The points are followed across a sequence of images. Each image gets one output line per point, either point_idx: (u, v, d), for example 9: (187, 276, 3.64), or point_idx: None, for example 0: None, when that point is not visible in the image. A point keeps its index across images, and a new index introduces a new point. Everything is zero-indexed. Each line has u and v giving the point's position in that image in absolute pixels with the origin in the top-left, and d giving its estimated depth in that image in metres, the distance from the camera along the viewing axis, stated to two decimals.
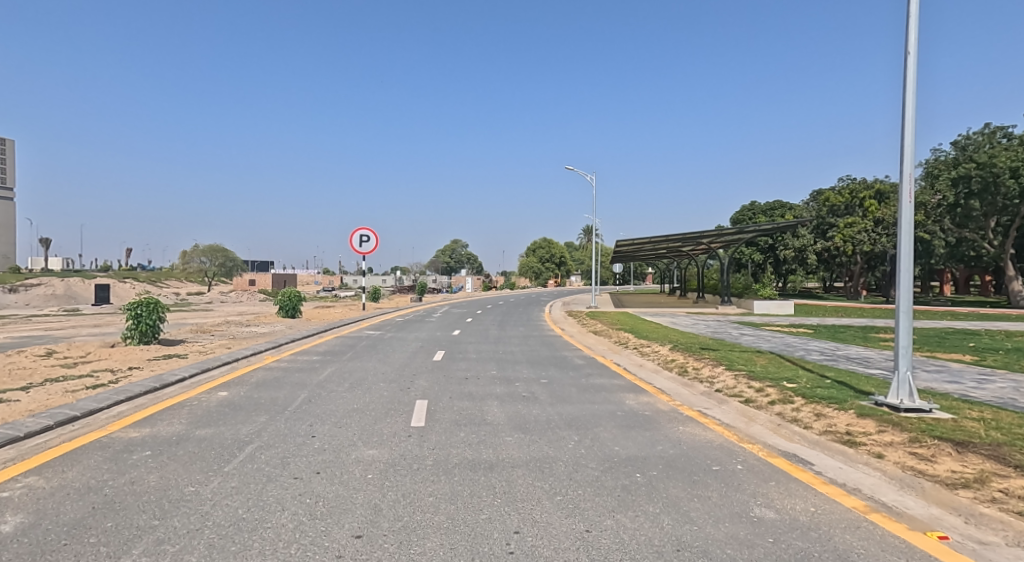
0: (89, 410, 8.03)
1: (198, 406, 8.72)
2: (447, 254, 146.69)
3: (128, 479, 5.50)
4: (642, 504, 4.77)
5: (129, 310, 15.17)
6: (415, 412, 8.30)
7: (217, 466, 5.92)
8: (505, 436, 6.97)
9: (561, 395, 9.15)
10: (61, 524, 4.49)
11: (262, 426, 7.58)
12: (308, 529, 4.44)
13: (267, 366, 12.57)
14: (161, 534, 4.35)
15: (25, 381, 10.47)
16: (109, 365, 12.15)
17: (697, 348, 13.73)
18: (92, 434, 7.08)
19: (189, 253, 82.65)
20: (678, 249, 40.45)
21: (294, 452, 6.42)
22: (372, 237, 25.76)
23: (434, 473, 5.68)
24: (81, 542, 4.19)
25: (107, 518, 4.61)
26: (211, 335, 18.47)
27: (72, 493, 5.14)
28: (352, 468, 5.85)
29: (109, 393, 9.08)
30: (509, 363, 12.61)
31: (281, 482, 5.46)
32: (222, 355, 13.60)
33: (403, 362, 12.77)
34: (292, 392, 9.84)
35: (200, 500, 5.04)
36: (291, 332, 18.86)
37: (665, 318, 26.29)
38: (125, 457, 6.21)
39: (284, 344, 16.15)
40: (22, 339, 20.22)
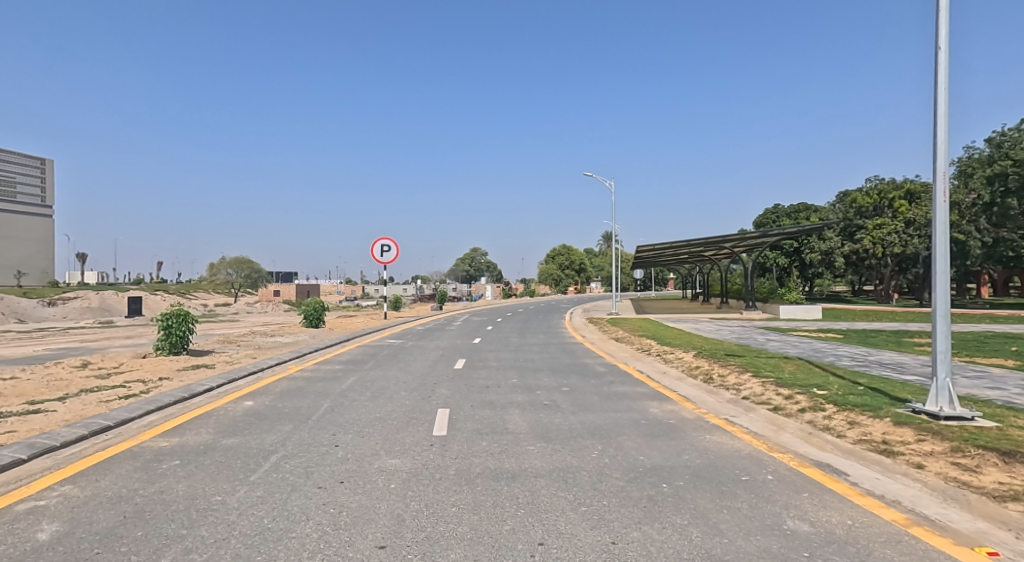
0: (120, 420, 8.13)
1: (225, 416, 8.82)
2: (466, 264, 145.44)
3: (158, 488, 5.56)
4: (669, 515, 4.68)
5: (160, 321, 15.40)
6: (437, 420, 8.29)
7: (243, 476, 5.95)
8: (527, 444, 6.92)
9: (583, 403, 9.08)
10: (94, 533, 4.53)
11: (287, 436, 7.60)
12: (333, 539, 4.44)
13: (291, 376, 12.68)
14: (189, 543, 4.37)
15: (61, 391, 10.65)
16: (140, 376, 12.36)
17: (722, 354, 13.59)
18: (126, 443, 7.17)
19: (216, 266, 85.75)
20: (700, 254, 40.07)
21: (319, 460, 6.47)
22: (392, 246, 25.79)
23: (456, 483, 5.64)
24: (111, 553, 4.20)
25: (137, 527, 4.64)
26: (237, 346, 18.68)
27: (105, 502, 5.19)
28: (375, 478, 5.84)
29: (140, 404, 9.20)
30: (531, 370, 12.58)
31: (305, 492, 5.46)
32: (248, 365, 13.77)
33: (424, 371, 12.76)
34: (315, 402, 9.88)
35: (227, 509, 5.06)
36: (313, 342, 18.97)
37: (689, 324, 25.87)
38: (153, 467, 6.26)
39: (309, 353, 16.36)
40: (55, 352, 20.55)
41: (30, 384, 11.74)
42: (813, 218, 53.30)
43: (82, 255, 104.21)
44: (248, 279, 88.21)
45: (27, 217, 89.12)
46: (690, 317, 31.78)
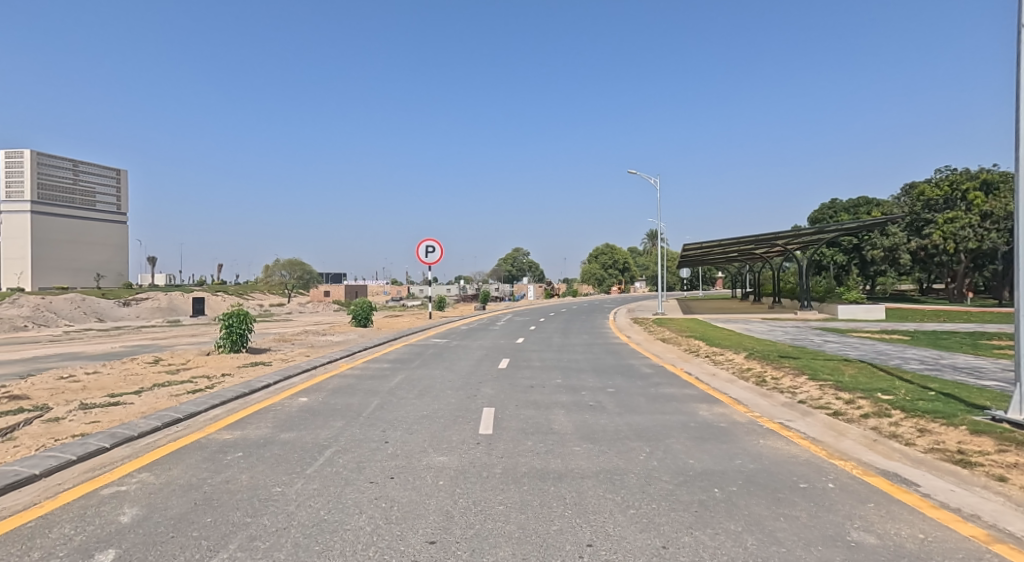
0: (189, 412, 8.45)
1: (281, 411, 9.05)
2: (509, 264, 145.76)
3: (224, 478, 5.73)
4: (721, 521, 4.56)
5: (222, 321, 15.92)
6: (482, 420, 8.29)
7: (300, 469, 6.06)
8: (573, 445, 6.86)
9: (629, 405, 8.96)
10: (168, 517, 4.75)
11: (340, 431, 7.72)
12: (386, 531, 4.48)
13: (342, 373, 12.92)
14: (252, 530, 4.51)
15: (136, 385, 11.22)
16: (205, 371, 12.85)
17: (776, 356, 13.24)
18: (194, 435, 7.43)
19: (270, 268, 88.55)
20: (751, 252, 39.27)
21: (371, 456, 6.54)
22: (436, 246, 26.00)
23: (503, 482, 5.62)
24: (183, 537, 4.39)
25: (206, 513, 4.82)
26: (291, 344, 19.16)
27: (177, 489, 5.42)
28: (424, 475, 5.87)
29: (206, 398, 9.52)
30: (575, 371, 12.49)
31: (357, 486, 5.53)
32: (302, 363, 14.10)
33: (468, 370, 12.82)
34: (366, 399, 10.04)
35: (286, 499, 5.17)
36: (362, 341, 19.31)
37: (741, 325, 25.30)
38: (219, 457, 6.46)
39: (358, 352, 16.64)
40: (124, 349, 21.54)
41: (104, 379, 12.36)
42: (876, 212, 51.42)
43: (150, 260, 109.49)
44: (300, 280, 90.60)
45: (99, 222, 94.24)
46: (741, 317, 31.15)
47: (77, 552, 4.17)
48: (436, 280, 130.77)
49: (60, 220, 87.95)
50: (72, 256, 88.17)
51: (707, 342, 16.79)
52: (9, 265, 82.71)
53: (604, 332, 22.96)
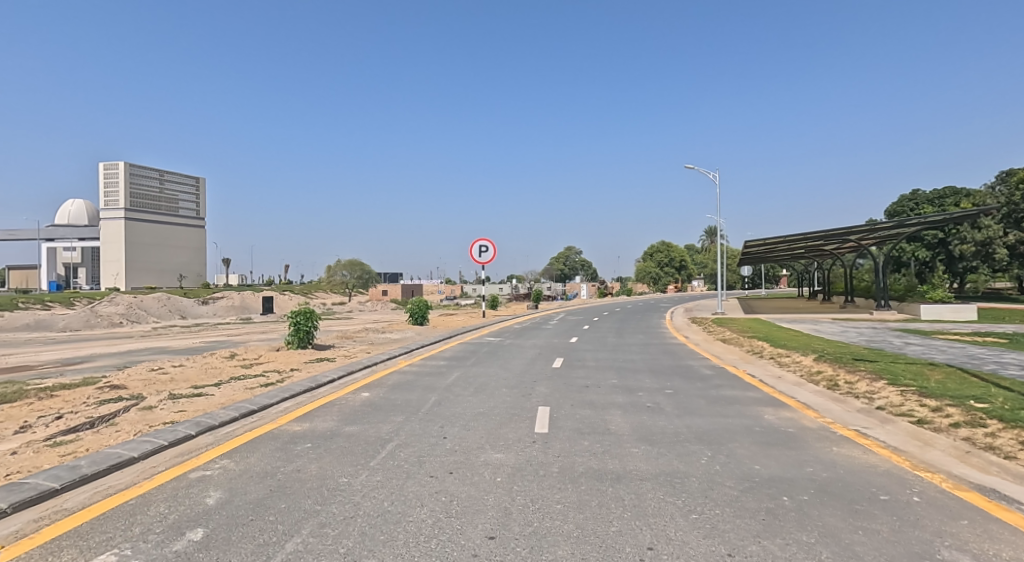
0: (263, 404, 8.91)
1: (346, 404, 9.32)
2: (562, 263, 145.38)
3: (294, 467, 6.04)
4: (791, 531, 4.38)
5: (290, 318, 16.53)
6: (537, 418, 8.26)
7: (365, 460, 6.25)
8: (630, 446, 6.74)
9: (688, 407, 8.74)
10: (247, 502, 5.13)
11: (399, 426, 7.86)
12: (446, 524, 4.59)
13: (401, 370, 13.12)
14: (323, 518, 4.76)
15: (215, 377, 12.00)
16: (276, 366, 13.44)
17: (850, 359, 12.70)
18: (267, 425, 7.84)
19: (332, 268, 91.26)
20: (822, 248, 37.90)
21: (430, 450, 6.65)
22: (489, 246, 26.09)
23: (561, 481, 5.56)
24: (261, 521, 4.73)
25: (281, 500, 5.16)
26: (353, 341, 19.63)
27: (255, 476, 5.80)
28: (481, 471, 5.88)
29: (278, 391, 9.90)
30: (631, 371, 12.28)
31: (418, 479, 5.63)
32: (363, 359, 14.43)
33: (523, 368, 12.81)
34: (424, 395, 10.18)
35: (352, 490, 5.39)
36: (418, 338, 19.60)
37: (810, 325, 24.36)
38: (290, 447, 6.78)
39: (415, 349, 16.88)
40: (199, 345, 22.64)
41: (185, 373, 13.11)
42: (965, 203, 48.59)
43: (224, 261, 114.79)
44: (359, 280, 92.78)
45: (182, 227, 99.46)
46: (809, 317, 30.09)
47: (171, 530, 4.62)
48: (491, 280, 131.85)
49: (153, 224, 92.95)
50: (160, 259, 93.14)
51: (772, 343, 16.28)
52: (106, 266, 87.94)
53: (662, 332, 22.59)
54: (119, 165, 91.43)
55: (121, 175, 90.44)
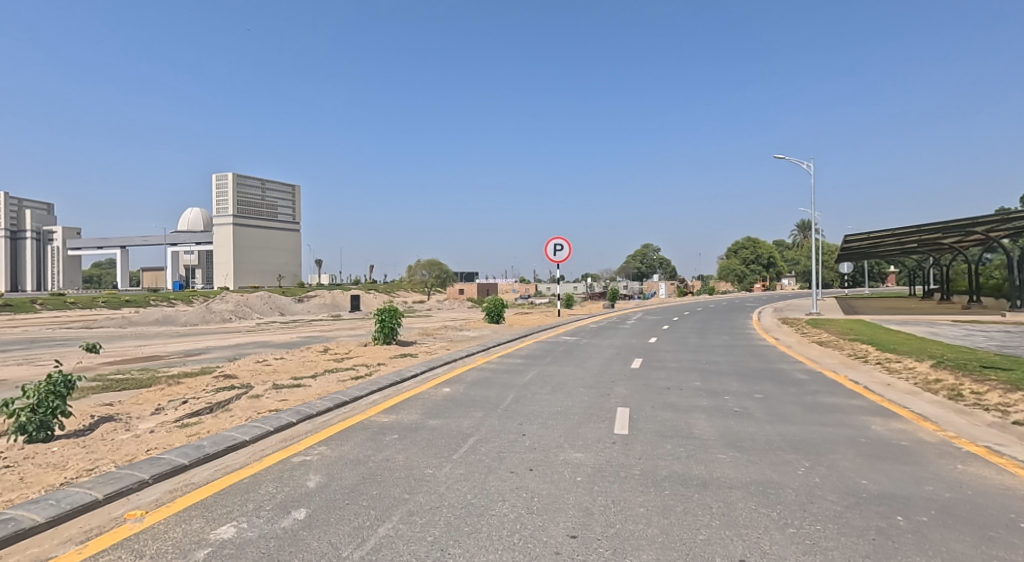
0: (352, 398, 9.72)
1: (428, 399, 9.79)
2: (638, 261, 142.92)
3: (383, 456, 6.70)
4: (908, 555, 4.05)
5: (375, 315, 17.08)
6: (617, 418, 8.13)
7: (448, 453, 6.73)
8: (717, 452, 6.42)
9: (781, 413, 8.28)
10: (343, 486, 5.81)
11: (480, 421, 8.20)
12: (527, 520, 4.83)
13: (480, 366, 13.26)
14: (411, 506, 5.25)
15: (311, 371, 13.12)
16: (364, 361, 14.26)
17: (974, 367, 11.63)
18: (358, 417, 8.64)
19: (413, 268, 93.74)
20: (941, 241, 35.01)
21: (510, 446, 6.96)
22: (563, 245, 25.89)
23: (643, 485, 5.50)
24: (356, 505, 5.31)
25: (372, 487, 5.76)
26: (433, 338, 20.06)
27: (348, 463, 6.52)
28: (561, 469, 6.03)
29: (363, 387, 10.45)
30: (716, 374, 11.83)
31: (499, 474, 5.97)
32: (443, 355, 14.72)
33: (600, 368, 12.63)
34: (502, 392, 10.30)
35: (437, 481, 5.87)
36: (496, 336, 19.80)
37: (925, 328, 22.50)
38: (380, 438, 7.51)
39: (492, 347, 17.03)
40: (295, 340, 23.98)
41: (283, 365, 14.01)
42: None
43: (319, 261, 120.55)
44: (439, 279, 93.80)
45: (281, 230, 105.24)
46: (923, 319, 27.84)
47: (280, 507, 5.35)
48: (573, 279, 131.62)
49: (257, 229, 98.97)
50: (263, 260, 98.90)
51: (878, 348, 15.24)
52: (217, 267, 94.40)
53: (750, 333, 21.67)
54: (225, 174, 97.78)
55: (228, 184, 96.50)
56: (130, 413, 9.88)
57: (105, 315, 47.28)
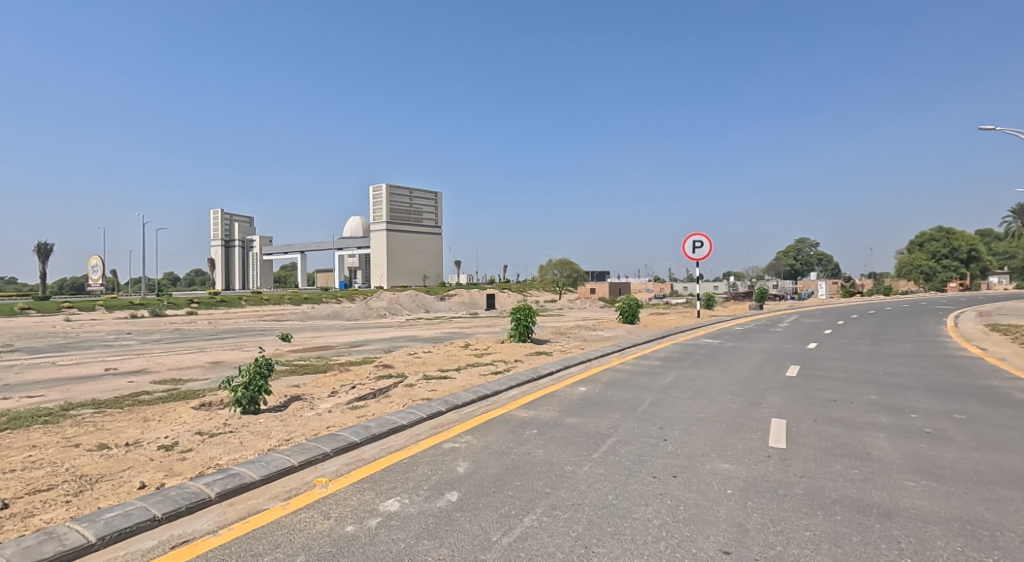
0: (494, 392, 10.21)
1: (565, 397, 9.91)
2: (792, 258, 135.15)
3: (525, 450, 7.17)
4: None
5: (511, 313, 17.18)
6: (772, 431, 7.46)
7: (587, 452, 7.00)
8: (904, 479, 5.63)
9: (987, 440, 7.04)
10: (489, 474, 6.48)
11: (618, 423, 8.16)
12: (670, 528, 5.01)
13: (617, 367, 12.82)
14: (554, 500, 5.71)
15: (455, 363, 13.66)
16: (502, 356, 14.49)
17: None
18: (498, 409, 9.26)
19: (544, 267, 94.17)
20: None
21: (650, 450, 6.91)
22: (703, 242, 24.56)
23: (808, 506, 5.18)
24: (501, 494, 5.94)
25: (516, 477, 6.31)
26: (567, 337, 19.84)
27: (492, 453, 7.12)
28: (709, 480, 5.90)
29: (501, 383, 10.78)
30: (893, 388, 10.47)
31: (640, 479, 6.05)
32: (579, 354, 14.50)
33: (751, 374, 11.69)
34: (640, 394, 9.97)
35: (577, 479, 6.20)
36: (633, 336, 19.20)
37: None
38: (521, 431, 7.99)
39: (627, 347, 16.46)
40: (440, 335, 25.02)
41: (431, 358, 14.58)
42: None
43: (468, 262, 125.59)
44: (569, 280, 93.51)
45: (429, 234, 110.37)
46: None
47: (434, 489, 6.19)
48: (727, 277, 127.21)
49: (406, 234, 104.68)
50: (410, 262, 104.64)
51: None
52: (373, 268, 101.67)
53: (935, 340, 18.99)
54: (381, 186, 104.72)
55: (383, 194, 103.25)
56: (313, 393, 11.21)
57: (288, 310, 52.79)
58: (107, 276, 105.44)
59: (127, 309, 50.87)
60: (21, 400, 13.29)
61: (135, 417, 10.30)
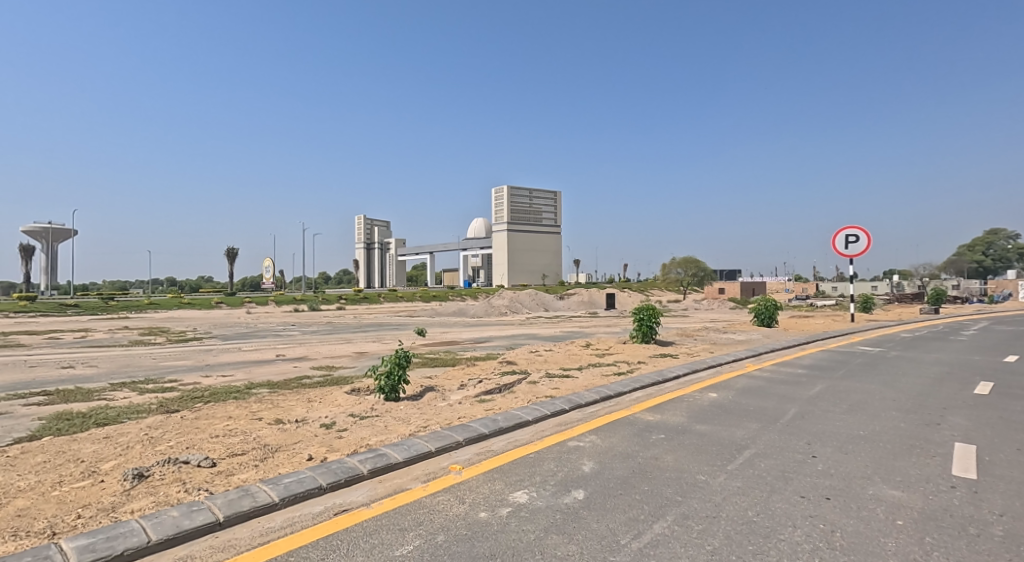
0: (617, 393, 9.59)
1: (694, 402, 9.11)
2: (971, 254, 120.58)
3: (652, 454, 6.81)
4: None
5: (633, 313, 16.29)
6: (959, 456, 6.40)
7: (721, 462, 6.52)
8: None
9: None
10: (615, 476, 6.22)
11: (756, 434, 7.43)
12: (824, 556, 4.66)
13: (753, 373, 11.65)
14: (686, 509, 5.45)
15: (576, 362, 13.05)
16: (625, 357, 13.72)
17: None
18: (622, 412, 8.64)
19: (669, 266, 90.95)
20: None
21: (796, 467, 6.29)
22: (857, 235, 22.22)
23: (1006, 550, 4.65)
24: (630, 497, 5.72)
25: (644, 482, 6.05)
26: (693, 340, 18.63)
27: (617, 455, 6.82)
28: (872, 505, 5.40)
29: (626, 383, 10.20)
30: None
31: (786, 497, 5.62)
32: (710, 358, 13.43)
33: (918, 389, 10.12)
34: (782, 405, 8.89)
35: (711, 489, 5.86)
36: (773, 341, 17.59)
37: None
38: (646, 435, 7.51)
39: (766, 354, 14.97)
40: (563, 333, 24.59)
41: (552, 356, 14.13)
42: None
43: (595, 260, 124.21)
44: (694, 278, 89.48)
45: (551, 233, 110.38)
46: None
47: (561, 485, 6.04)
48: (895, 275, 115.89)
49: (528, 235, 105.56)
50: (530, 261, 105.55)
51: None
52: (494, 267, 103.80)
53: None
54: (502, 188, 106.38)
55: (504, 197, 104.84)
56: (444, 385, 11.10)
57: (418, 307, 54.87)
58: (278, 277, 119.27)
59: (281, 303, 55.62)
60: (218, 378, 14.71)
61: (302, 396, 10.75)
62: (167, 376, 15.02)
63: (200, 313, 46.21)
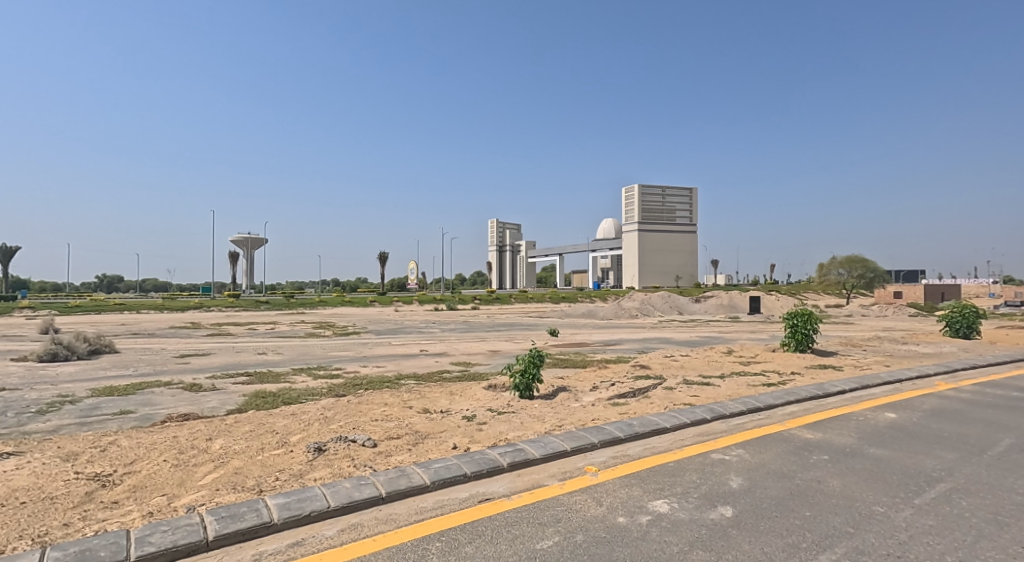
0: (769, 404, 8.27)
1: (866, 422, 7.64)
2: None
3: (814, 477, 5.85)
4: None
5: (785, 318, 14.47)
6: None
7: (904, 495, 5.46)
8: None
9: None
10: (769, 496, 5.43)
11: (953, 466, 6.13)
12: None
13: (942, 392, 9.65)
14: (860, 545, 4.66)
15: (718, 369, 11.66)
16: (777, 366, 12.11)
17: None
18: (773, 427, 7.35)
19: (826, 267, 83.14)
20: None
21: (1014, 511, 5.12)
22: None
23: None
24: (787, 522, 4.98)
25: (805, 506, 5.25)
26: (861, 351, 16.30)
27: (770, 473, 5.92)
28: None
29: (780, 394, 8.88)
30: None
31: (999, 545, 4.62)
32: (885, 373, 11.47)
33: None
34: (990, 434, 7.17)
35: (893, 525, 4.95)
36: (969, 356, 14.79)
37: None
38: (805, 454, 6.43)
39: (960, 371, 12.50)
40: (703, 338, 22.85)
41: (691, 362, 12.83)
42: None
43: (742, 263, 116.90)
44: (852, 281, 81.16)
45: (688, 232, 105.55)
46: None
47: (705, 499, 5.37)
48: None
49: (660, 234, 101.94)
50: (662, 260, 102.00)
51: None
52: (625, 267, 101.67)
53: None
54: (632, 188, 103.60)
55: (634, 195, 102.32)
56: (580, 386, 10.27)
57: (547, 308, 54.43)
58: (420, 280, 125.10)
59: (421, 302, 57.80)
60: (373, 367, 14.93)
61: (447, 389, 10.42)
62: (334, 364, 15.58)
63: (350, 310, 49.13)
